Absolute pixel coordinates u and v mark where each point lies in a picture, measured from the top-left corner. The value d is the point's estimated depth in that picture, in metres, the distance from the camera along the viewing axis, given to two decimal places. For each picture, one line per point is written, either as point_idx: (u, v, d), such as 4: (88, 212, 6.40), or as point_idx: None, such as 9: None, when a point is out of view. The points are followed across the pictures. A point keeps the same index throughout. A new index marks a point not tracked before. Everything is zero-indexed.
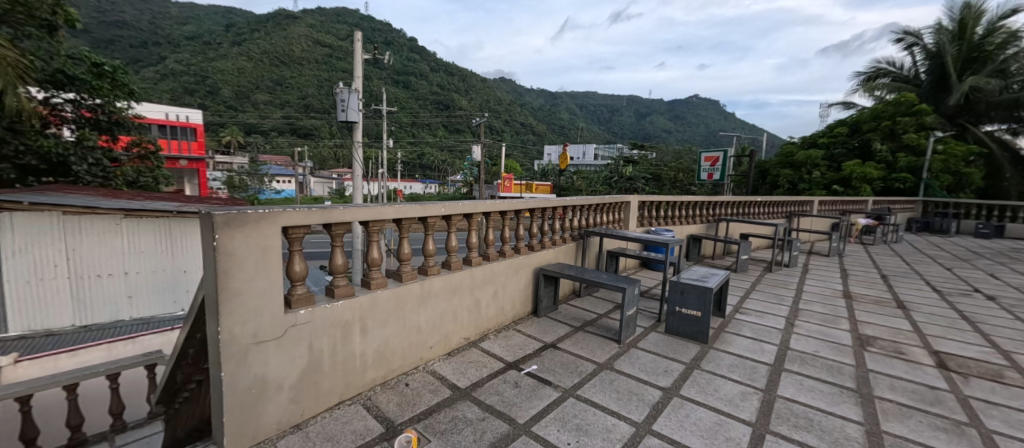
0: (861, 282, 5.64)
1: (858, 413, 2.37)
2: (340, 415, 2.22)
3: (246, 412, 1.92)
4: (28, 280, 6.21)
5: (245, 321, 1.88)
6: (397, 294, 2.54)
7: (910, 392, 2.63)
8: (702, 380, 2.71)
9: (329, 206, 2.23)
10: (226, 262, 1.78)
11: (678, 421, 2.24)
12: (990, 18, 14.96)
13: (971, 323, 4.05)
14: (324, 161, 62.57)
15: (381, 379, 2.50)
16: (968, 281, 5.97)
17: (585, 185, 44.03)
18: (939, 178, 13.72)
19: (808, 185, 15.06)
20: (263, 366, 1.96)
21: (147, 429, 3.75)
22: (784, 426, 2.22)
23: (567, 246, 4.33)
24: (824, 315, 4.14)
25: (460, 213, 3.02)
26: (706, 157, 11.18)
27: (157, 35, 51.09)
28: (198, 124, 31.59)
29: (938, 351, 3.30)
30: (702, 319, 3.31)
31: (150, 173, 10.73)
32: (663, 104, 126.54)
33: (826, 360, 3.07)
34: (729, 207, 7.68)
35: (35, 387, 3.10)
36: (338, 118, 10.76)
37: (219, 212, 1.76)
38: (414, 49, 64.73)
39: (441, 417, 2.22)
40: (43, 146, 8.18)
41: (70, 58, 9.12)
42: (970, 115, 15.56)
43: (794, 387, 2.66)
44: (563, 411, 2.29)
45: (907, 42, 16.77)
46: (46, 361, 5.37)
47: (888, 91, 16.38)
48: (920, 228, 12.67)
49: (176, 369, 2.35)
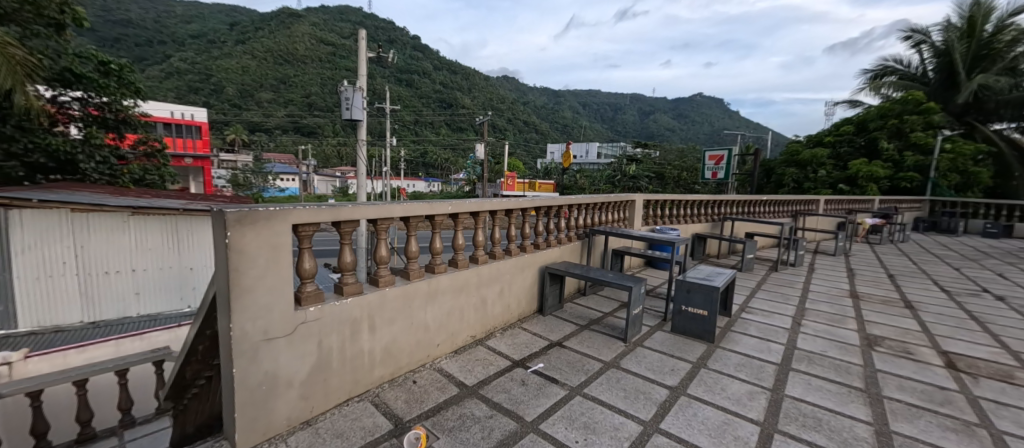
0: (868, 282, 5.61)
1: (867, 412, 2.37)
2: (348, 412, 2.23)
3: (257, 408, 1.93)
4: (37, 276, 6.29)
5: (255, 319, 1.89)
6: (405, 292, 2.55)
7: (918, 393, 2.62)
8: (710, 379, 2.70)
9: (337, 206, 2.23)
10: (237, 259, 1.79)
11: (686, 420, 2.23)
12: (999, 16, 14.81)
13: (979, 323, 4.02)
14: (327, 159, 62.84)
15: (389, 376, 2.52)
16: (976, 280, 5.93)
17: (588, 183, 44.07)
18: (946, 177, 13.58)
19: (814, 183, 14.93)
20: (273, 363, 1.97)
21: (154, 426, 3.79)
22: (792, 425, 2.22)
23: (573, 245, 4.33)
24: (830, 314, 4.13)
25: (467, 212, 3.02)
26: (710, 156, 11.12)
27: (162, 33, 51.37)
28: (203, 123, 31.76)
29: (946, 351, 3.28)
30: (708, 318, 3.30)
31: (156, 171, 10.82)
32: (666, 103, 126.13)
33: (833, 360, 3.06)
34: (734, 206, 7.66)
35: (46, 383, 3.14)
36: (343, 116, 10.80)
37: (230, 209, 1.77)
38: (417, 47, 64.69)
39: (449, 415, 2.23)
40: (52, 144, 8.27)
41: (77, 57, 9.19)
42: (978, 114, 15.42)
43: (801, 386, 2.66)
44: (570, 410, 2.29)
45: (915, 40, 16.65)
46: (55, 358, 5.44)
47: (895, 89, 16.25)
48: (927, 227, 12.60)
49: (185, 366, 2.37)
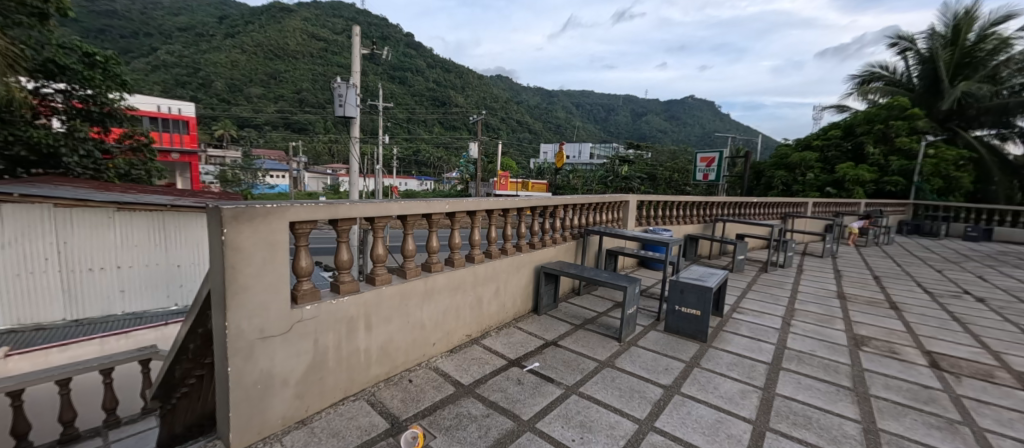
0: (855, 283, 5.74)
1: (854, 411, 2.42)
2: (344, 411, 2.22)
3: (252, 407, 1.91)
4: (18, 273, 6.15)
5: (252, 317, 1.87)
6: (402, 291, 2.55)
7: (904, 391, 2.69)
8: (702, 378, 2.74)
9: (335, 203, 2.22)
10: (231, 257, 1.77)
11: (679, 419, 2.27)
12: (982, 25, 15.22)
13: (961, 324, 4.14)
14: (318, 156, 62.16)
15: (386, 375, 2.51)
16: (957, 282, 6.10)
17: (580, 184, 44.49)
18: (930, 181, 13.84)
19: (802, 186, 15.20)
20: (269, 360, 1.96)
21: (141, 428, 3.76)
22: (783, 423, 2.26)
23: (568, 244, 4.36)
24: (818, 315, 4.22)
25: (465, 211, 3.02)
26: (702, 158, 11.18)
27: (149, 25, 50.39)
28: (191, 117, 31.14)
29: (930, 351, 3.37)
30: (701, 318, 3.35)
31: (143, 166, 10.67)
32: (658, 105, 127.29)
33: (822, 359, 3.13)
34: (725, 208, 7.77)
35: (30, 381, 3.09)
36: (336, 113, 10.72)
37: (227, 206, 1.74)
38: (411, 44, 64.25)
39: (446, 414, 2.22)
40: (33, 136, 8.10)
41: (62, 48, 9.03)
42: (961, 120, 15.78)
43: (791, 384, 2.71)
44: (566, 408, 2.31)
45: (901, 47, 16.98)
46: (37, 356, 5.38)
47: (882, 95, 16.62)
48: (910, 230, 12.89)
49: (176, 365, 2.37)
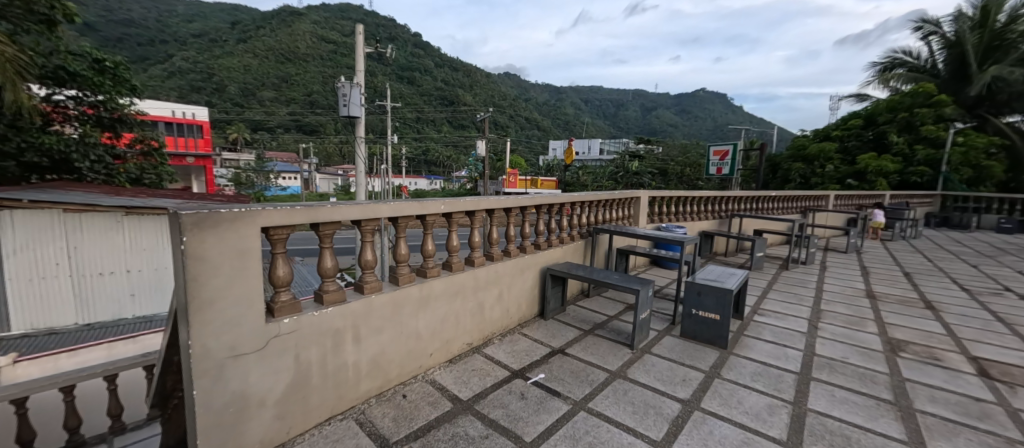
0: (884, 280, 5.39)
1: (900, 429, 2.15)
2: (330, 432, 2.03)
3: (225, 431, 1.74)
4: (30, 278, 6.12)
5: (222, 334, 1.70)
6: (393, 299, 2.35)
7: (953, 405, 2.40)
8: (724, 391, 2.49)
9: (315, 205, 2.03)
10: (194, 267, 1.58)
11: (701, 439, 2.03)
12: (1013, 5, 14.25)
13: (1007, 325, 3.80)
14: (328, 157, 62.75)
15: (377, 390, 2.32)
16: (996, 278, 5.69)
17: (590, 180, 44.07)
18: (959, 171, 13.28)
19: (821, 179, 14.70)
20: (243, 380, 1.78)
21: (147, 433, 3.69)
22: (819, 445, 2.01)
23: (575, 244, 4.11)
24: (847, 316, 3.92)
25: (462, 210, 2.80)
26: (714, 151, 10.78)
27: (165, 32, 51.18)
28: (203, 121, 31.26)
29: (977, 358, 3.06)
30: (721, 323, 3.09)
31: (154, 170, 10.81)
32: (668, 100, 125.62)
33: (856, 368, 2.85)
34: (742, 203, 7.43)
35: (30, 390, 2.91)
36: (341, 113, 10.58)
37: (187, 211, 1.55)
38: (420, 44, 64.40)
39: (440, 434, 2.03)
40: (46, 143, 8.15)
41: (71, 54, 9.09)
42: (991, 106, 15.02)
43: (824, 398, 2.45)
44: (573, 428, 2.09)
45: (926, 31, 16.25)
46: (45, 361, 5.39)
47: (904, 82, 15.99)
48: (938, 223, 12.33)
49: (163, 377, 2.18)
